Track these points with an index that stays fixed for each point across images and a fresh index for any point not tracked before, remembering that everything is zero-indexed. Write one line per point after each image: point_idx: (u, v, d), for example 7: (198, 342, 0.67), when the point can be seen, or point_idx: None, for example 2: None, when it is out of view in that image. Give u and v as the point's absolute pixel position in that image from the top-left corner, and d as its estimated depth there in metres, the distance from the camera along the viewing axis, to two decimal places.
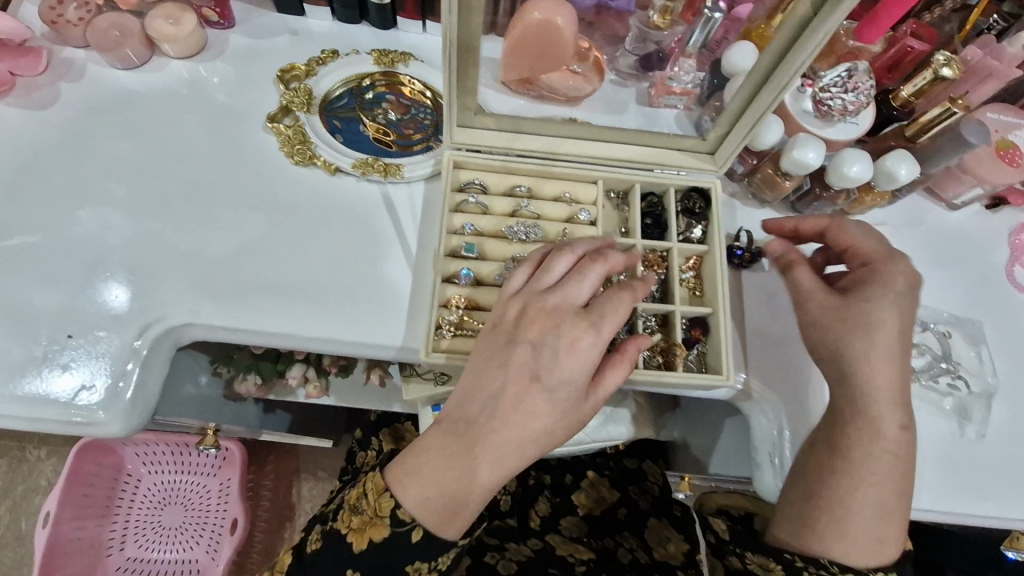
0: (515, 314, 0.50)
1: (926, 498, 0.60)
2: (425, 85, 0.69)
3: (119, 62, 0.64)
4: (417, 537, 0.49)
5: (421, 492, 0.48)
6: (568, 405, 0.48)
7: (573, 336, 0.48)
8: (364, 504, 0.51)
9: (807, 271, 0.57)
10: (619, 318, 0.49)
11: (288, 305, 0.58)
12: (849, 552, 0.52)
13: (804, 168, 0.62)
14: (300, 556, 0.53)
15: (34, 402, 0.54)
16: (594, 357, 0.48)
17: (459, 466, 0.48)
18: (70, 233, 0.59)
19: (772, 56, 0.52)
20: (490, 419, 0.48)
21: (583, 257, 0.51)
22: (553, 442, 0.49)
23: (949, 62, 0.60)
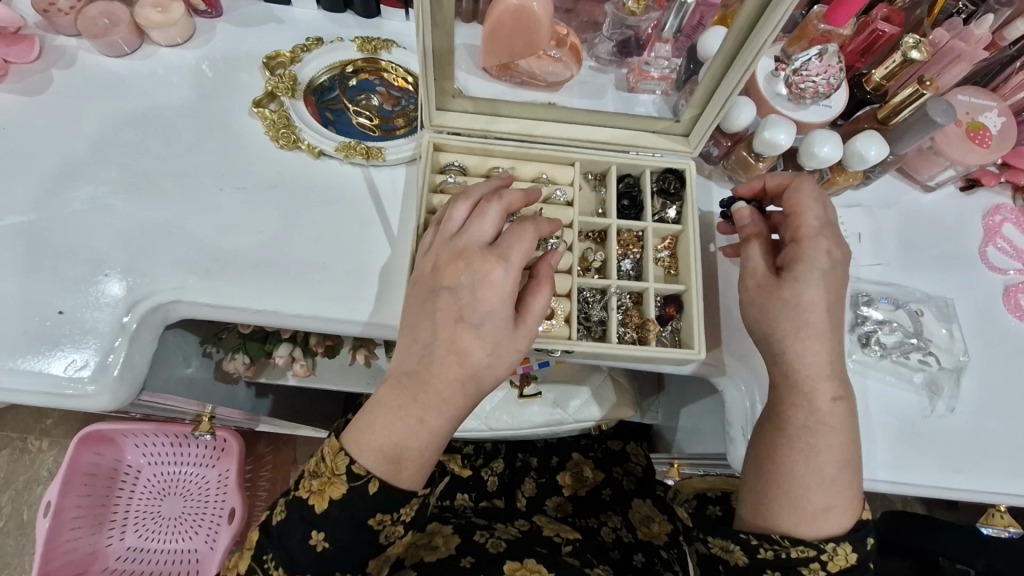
0: (430, 269, 0.53)
1: (897, 471, 0.61)
2: (407, 72, 0.70)
3: (110, 50, 0.66)
4: (373, 490, 0.52)
5: (375, 447, 0.52)
6: (502, 335, 0.51)
7: (484, 270, 0.50)
8: (322, 465, 0.53)
9: (757, 247, 0.57)
10: (525, 247, 0.51)
11: (272, 284, 0.60)
12: (800, 523, 0.54)
13: (776, 149, 0.63)
14: (268, 527, 0.55)
15: (26, 375, 0.56)
16: (509, 285, 0.50)
17: (408, 416, 0.51)
18: (61, 214, 0.61)
19: (738, 34, 0.53)
20: (427, 367, 0.51)
21: (481, 200, 0.54)
22: (489, 375, 0.52)
23: (918, 45, 0.61)
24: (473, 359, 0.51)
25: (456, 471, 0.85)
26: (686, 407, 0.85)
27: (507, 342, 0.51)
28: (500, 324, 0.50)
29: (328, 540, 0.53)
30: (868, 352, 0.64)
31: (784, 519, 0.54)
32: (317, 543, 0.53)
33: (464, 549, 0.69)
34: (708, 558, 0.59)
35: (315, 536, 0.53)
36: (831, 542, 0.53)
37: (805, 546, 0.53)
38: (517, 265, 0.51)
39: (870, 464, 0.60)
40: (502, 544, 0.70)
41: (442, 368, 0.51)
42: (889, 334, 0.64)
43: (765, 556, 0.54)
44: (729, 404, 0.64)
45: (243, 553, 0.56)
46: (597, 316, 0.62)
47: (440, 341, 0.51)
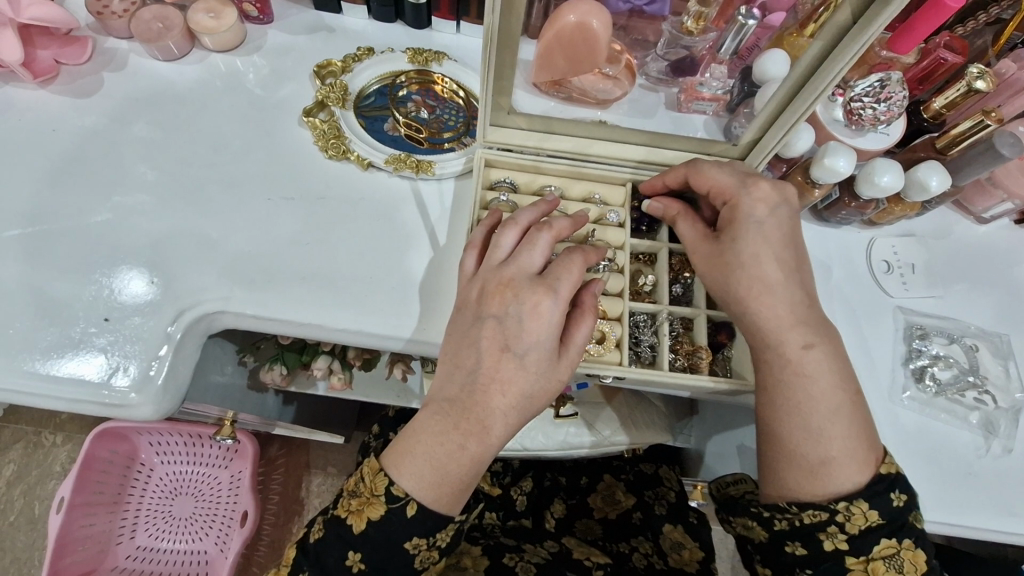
0: (476, 294, 0.52)
1: (949, 511, 0.59)
2: (459, 85, 0.70)
3: (161, 54, 0.66)
4: (411, 512, 0.50)
5: (416, 471, 0.50)
6: (546, 366, 0.50)
7: (533, 301, 0.49)
8: (362, 486, 0.52)
9: (686, 225, 0.58)
10: (573, 278, 0.51)
11: (315, 297, 0.59)
12: (805, 484, 0.51)
13: (835, 177, 0.61)
14: (305, 545, 0.54)
15: (69, 382, 0.55)
16: (556, 317, 0.49)
17: (450, 442, 0.50)
18: (107, 216, 0.60)
19: (808, 65, 0.52)
20: (471, 394, 0.50)
21: (530, 227, 0.53)
22: (533, 403, 0.51)
23: (983, 75, 0.59)
24: (514, 389, 0.49)
25: (486, 488, 0.83)
26: (722, 433, 0.84)
27: (549, 374, 0.50)
28: (542, 356, 0.50)
29: (364, 560, 0.52)
30: (922, 387, 0.62)
31: (788, 485, 0.52)
32: (354, 564, 0.52)
33: (495, 572, 0.69)
34: (741, 541, 0.58)
35: (352, 556, 0.52)
36: (843, 501, 0.50)
37: (815, 509, 0.50)
38: (564, 298, 0.50)
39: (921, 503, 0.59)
40: (533, 569, 0.69)
41: (484, 397, 0.49)
42: (944, 369, 0.63)
43: (781, 527, 0.52)
44: None
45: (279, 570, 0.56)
46: (647, 341, 0.61)
47: (483, 371, 0.49)
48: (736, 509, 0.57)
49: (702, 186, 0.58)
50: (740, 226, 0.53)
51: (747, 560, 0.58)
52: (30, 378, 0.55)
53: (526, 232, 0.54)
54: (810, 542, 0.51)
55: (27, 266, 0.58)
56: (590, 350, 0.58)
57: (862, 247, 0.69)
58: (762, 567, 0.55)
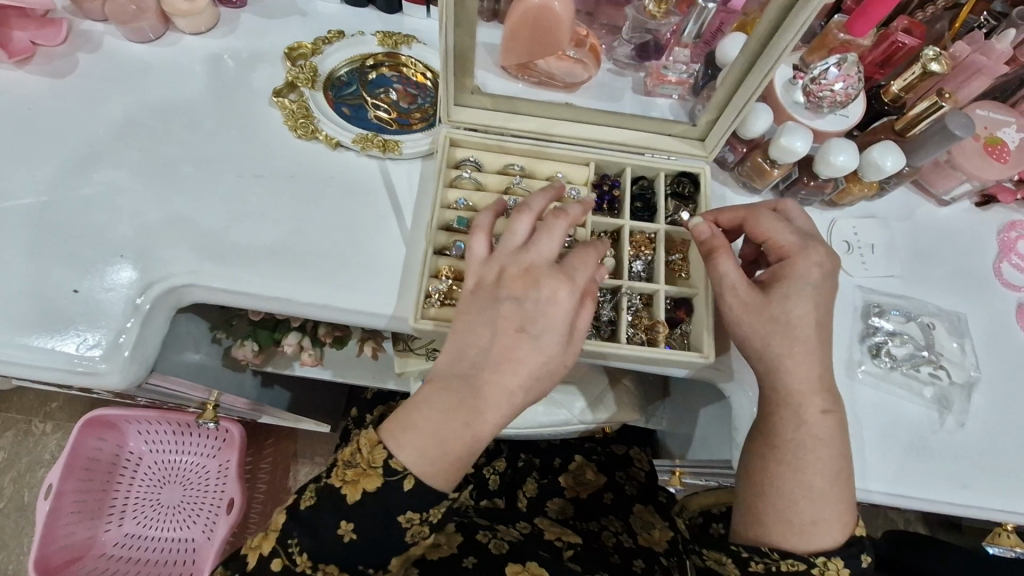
0: (493, 276, 0.51)
1: (900, 483, 0.60)
2: (426, 67, 0.71)
3: (135, 36, 0.67)
4: (409, 486, 0.50)
5: (418, 445, 0.49)
6: (557, 351, 0.50)
7: (552, 288, 0.49)
8: (358, 456, 0.51)
9: (731, 261, 0.54)
10: (590, 268, 0.51)
11: (281, 272, 0.60)
12: (788, 536, 0.52)
13: (792, 156, 0.63)
14: (294, 512, 0.52)
15: (39, 352, 0.56)
16: (572, 305, 0.50)
17: (454, 420, 0.49)
18: (80, 193, 0.61)
19: (759, 40, 0.53)
20: (480, 371, 0.50)
21: (545, 214, 0.52)
22: (543, 384, 0.51)
23: (938, 58, 0.61)
24: (524, 369, 0.49)
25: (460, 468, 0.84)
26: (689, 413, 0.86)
27: (559, 357, 0.50)
28: (554, 342, 0.50)
29: (356, 531, 0.50)
30: (878, 362, 0.64)
31: (774, 534, 0.53)
32: (346, 533, 0.50)
33: (467, 549, 0.68)
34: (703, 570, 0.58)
35: (345, 526, 0.50)
36: (822, 555, 0.52)
37: (795, 559, 0.52)
38: (577, 286, 0.50)
39: (873, 474, 0.60)
40: (506, 546, 0.68)
41: (499, 376, 0.49)
42: (900, 346, 0.64)
43: (756, 569, 0.53)
44: (735, 408, 0.65)
45: (265, 535, 0.53)
46: (607, 316, 0.63)
47: (497, 350, 0.49)
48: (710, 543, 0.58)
49: (756, 238, 0.56)
50: (796, 285, 0.52)
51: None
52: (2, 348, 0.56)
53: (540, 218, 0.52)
54: None
55: (3, 241, 0.59)
56: None
57: (824, 227, 0.70)
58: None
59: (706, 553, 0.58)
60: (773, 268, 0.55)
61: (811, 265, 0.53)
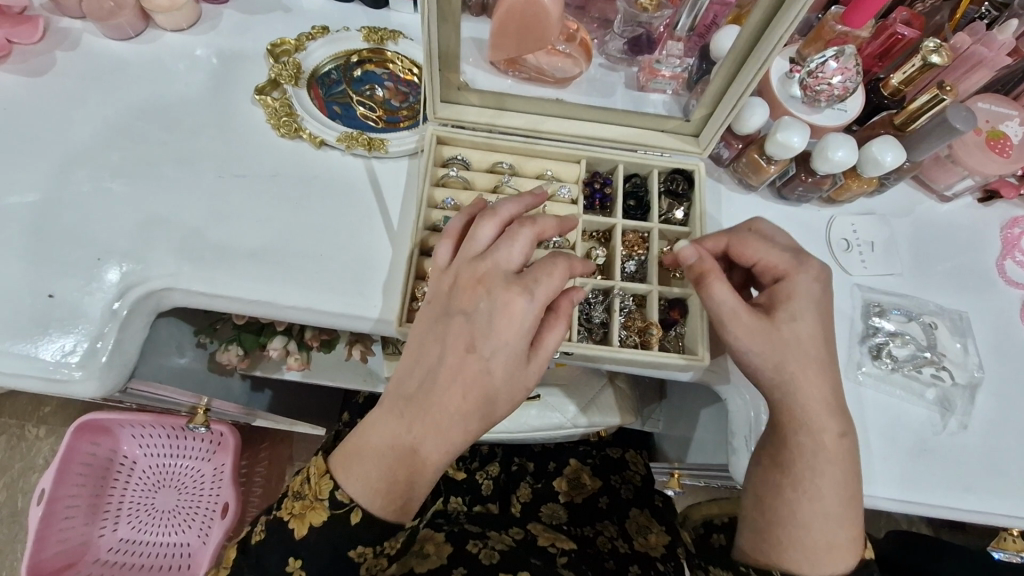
0: (448, 286, 0.50)
1: (903, 488, 0.58)
2: (413, 63, 0.69)
3: (114, 33, 0.66)
4: (355, 519, 0.48)
5: (366, 474, 0.47)
6: (513, 369, 0.48)
7: (506, 301, 0.46)
8: (306, 488, 0.49)
9: (727, 287, 0.50)
10: (554, 282, 0.47)
11: (263, 274, 0.58)
12: (803, 562, 0.50)
13: (788, 152, 0.61)
14: (244, 547, 0.51)
15: (13, 359, 0.54)
16: (530, 320, 0.47)
17: (400, 446, 0.47)
18: (57, 195, 0.60)
19: (752, 31, 0.51)
20: (428, 392, 0.48)
21: (510, 221, 0.50)
22: (498, 407, 0.48)
23: (939, 49, 0.59)
24: (479, 390, 0.47)
25: (450, 474, 0.83)
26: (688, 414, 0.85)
27: (513, 375, 0.48)
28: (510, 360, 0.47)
29: (305, 568, 0.48)
30: (879, 364, 0.62)
31: (785, 557, 0.51)
32: (294, 571, 0.48)
33: (456, 559, 0.64)
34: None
35: (292, 563, 0.48)
36: None
37: None
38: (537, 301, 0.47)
39: (878, 480, 0.58)
40: (496, 556, 0.65)
41: (445, 395, 0.47)
42: (901, 347, 0.63)
43: None
44: (732, 411, 0.63)
45: (219, 571, 0.53)
46: (599, 318, 0.61)
47: (446, 367, 0.47)
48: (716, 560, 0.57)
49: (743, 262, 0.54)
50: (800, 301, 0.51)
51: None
52: None
53: (505, 225, 0.50)
54: None
55: None
56: None
57: (822, 225, 0.68)
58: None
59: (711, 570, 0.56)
60: (769, 289, 0.53)
61: (809, 275, 0.51)
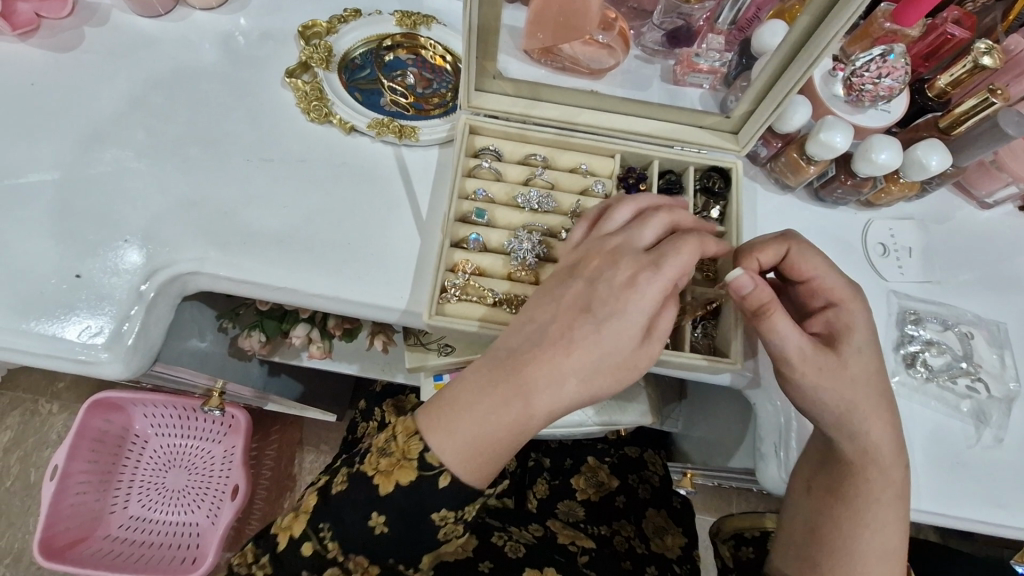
0: (575, 258, 0.51)
1: (938, 501, 0.57)
2: (446, 50, 0.68)
3: (143, 10, 0.64)
4: (444, 483, 0.47)
5: (458, 443, 0.46)
6: (626, 342, 0.46)
7: (631, 270, 0.46)
8: (393, 445, 0.48)
9: (787, 319, 0.48)
10: (682, 258, 0.46)
11: (291, 260, 0.58)
12: None
13: (831, 152, 0.59)
14: (325, 496, 0.50)
15: (39, 338, 0.54)
16: (653, 292, 0.45)
17: (497, 399, 0.46)
18: (83, 173, 0.59)
19: (803, 28, 0.49)
20: (534, 351, 0.47)
21: (647, 207, 0.51)
22: (599, 379, 0.46)
23: (991, 51, 0.57)
24: (583, 353, 0.46)
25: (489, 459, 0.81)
26: (708, 416, 0.85)
27: (625, 355, 0.46)
28: (627, 338, 0.46)
29: (387, 524, 0.48)
30: (913, 373, 0.61)
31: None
32: (377, 524, 0.48)
33: (482, 553, 0.65)
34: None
35: (376, 518, 0.48)
36: None
37: None
38: (671, 275, 0.46)
39: (919, 494, 0.57)
40: (522, 549, 0.66)
41: (550, 353, 0.46)
42: (936, 356, 0.61)
43: None
44: (761, 417, 0.62)
45: (294, 514, 0.52)
46: None
47: (558, 324, 0.47)
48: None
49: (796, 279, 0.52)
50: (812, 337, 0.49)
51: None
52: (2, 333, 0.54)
53: (642, 211, 0.52)
54: None
55: (6, 221, 0.57)
56: None
57: (859, 228, 0.67)
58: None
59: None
60: (822, 313, 0.51)
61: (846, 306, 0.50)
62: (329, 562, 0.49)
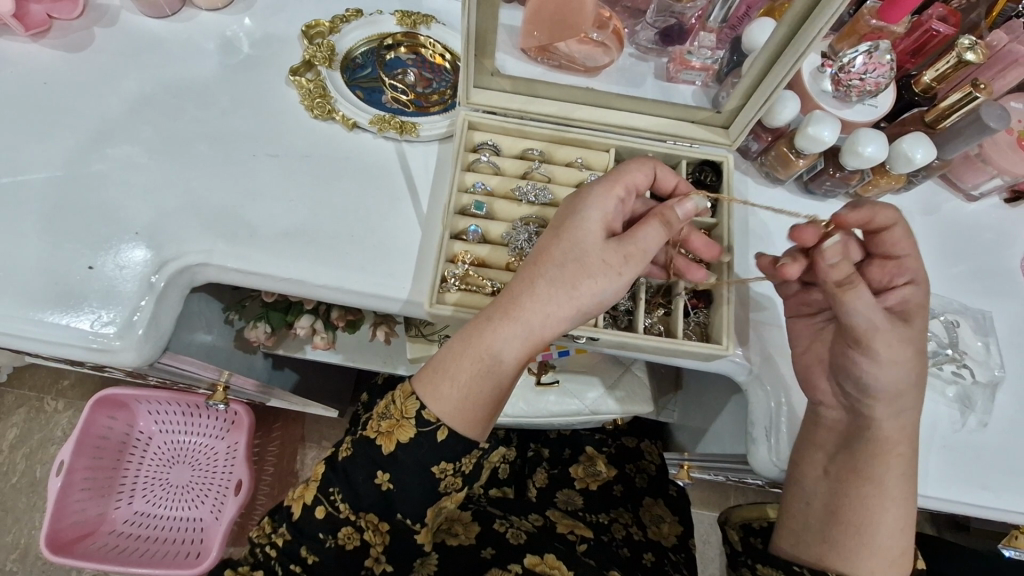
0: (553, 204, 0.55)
1: (937, 486, 0.59)
2: (446, 49, 0.70)
3: (151, 10, 0.66)
4: (441, 438, 0.51)
5: (448, 379, 0.50)
6: (591, 245, 0.49)
7: (582, 189, 0.52)
8: (392, 408, 0.52)
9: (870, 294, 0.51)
10: (629, 168, 0.51)
11: (297, 252, 0.60)
12: (847, 558, 0.55)
13: (819, 146, 0.61)
14: (334, 462, 0.54)
15: (54, 329, 0.56)
16: (602, 193, 0.50)
17: (476, 328, 0.51)
18: (94, 169, 0.61)
19: (790, 25, 0.51)
20: (512, 283, 0.51)
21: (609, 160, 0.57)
22: (575, 274, 0.49)
23: (974, 47, 0.59)
24: (551, 260, 0.49)
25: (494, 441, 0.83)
26: (701, 405, 0.87)
27: (593, 254, 0.49)
28: (587, 240, 0.49)
29: (392, 480, 0.52)
30: None
31: (819, 552, 0.56)
32: (382, 482, 0.52)
33: (484, 539, 0.67)
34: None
35: (381, 476, 0.52)
36: None
37: None
38: (611, 177, 0.51)
39: (925, 481, 0.59)
40: (523, 536, 0.68)
41: (523, 276, 0.50)
42: None
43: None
44: (752, 404, 0.64)
45: (306, 485, 0.56)
46: (625, 306, 0.63)
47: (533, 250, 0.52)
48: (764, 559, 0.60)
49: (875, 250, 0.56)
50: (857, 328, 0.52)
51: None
52: (18, 324, 0.56)
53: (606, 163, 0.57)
54: None
55: (21, 216, 0.59)
56: None
57: None
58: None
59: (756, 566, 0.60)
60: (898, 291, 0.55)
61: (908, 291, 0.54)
62: (342, 523, 0.53)
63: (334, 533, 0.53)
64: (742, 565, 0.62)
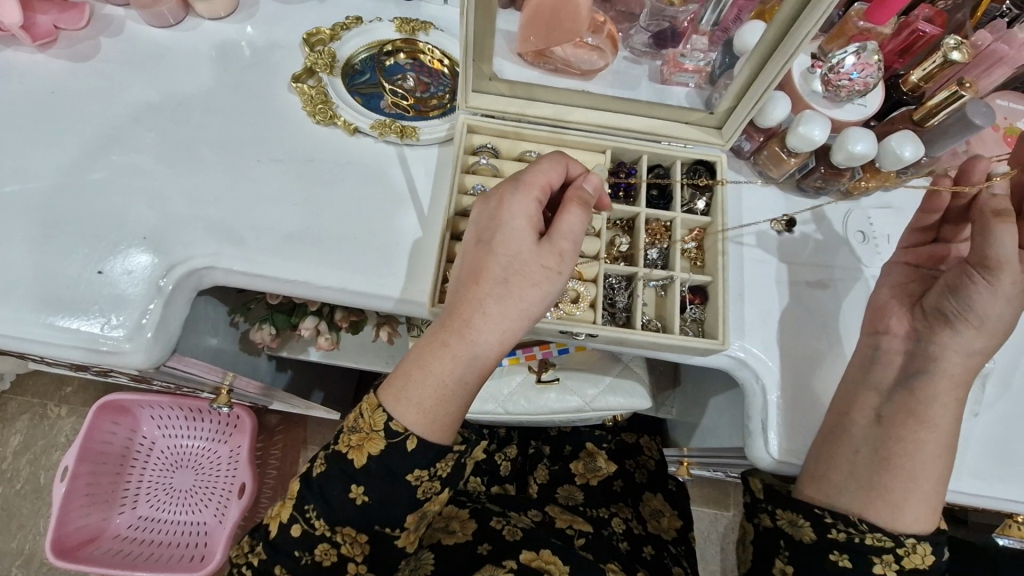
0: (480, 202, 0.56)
1: (969, 479, 0.61)
2: (444, 55, 0.71)
3: (156, 20, 0.68)
4: (411, 447, 0.52)
5: (412, 405, 0.52)
6: (524, 251, 0.50)
7: (500, 198, 0.52)
8: (361, 422, 0.53)
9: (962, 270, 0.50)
10: (543, 172, 0.52)
11: (299, 256, 0.61)
12: (884, 513, 0.55)
13: (810, 145, 0.62)
14: (308, 479, 0.55)
15: (63, 332, 0.57)
16: (526, 204, 0.51)
17: (430, 353, 0.51)
18: (101, 175, 0.62)
19: (779, 27, 0.52)
20: (461, 306, 0.51)
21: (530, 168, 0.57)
22: (523, 279, 0.50)
23: (959, 47, 0.60)
24: (488, 274, 0.50)
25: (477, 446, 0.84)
26: (698, 401, 0.89)
27: (530, 260, 0.50)
28: (522, 250, 0.50)
29: (367, 493, 0.53)
30: None
31: (844, 492, 0.57)
32: (357, 496, 0.53)
33: (481, 536, 0.68)
34: (771, 531, 0.61)
35: (354, 489, 0.53)
36: (912, 538, 0.54)
37: (883, 534, 0.54)
38: (530, 180, 0.52)
39: (959, 476, 0.61)
40: (519, 532, 0.69)
41: (464, 298, 0.51)
42: None
43: (836, 536, 0.56)
44: (749, 395, 0.65)
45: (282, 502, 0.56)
46: (623, 304, 0.65)
47: (464, 264, 0.52)
48: (783, 503, 0.60)
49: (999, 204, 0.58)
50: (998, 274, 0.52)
51: (766, 549, 0.61)
52: (28, 329, 0.57)
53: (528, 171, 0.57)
54: (861, 559, 0.54)
55: (30, 222, 0.60)
56: (564, 310, 0.61)
57: (841, 217, 0.70)
58: (782, 561, 0.59)
59: (777, 512, 0.61)
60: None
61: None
62: (319, 539, 0.54)
63: (310, 551, 0.54)
64: (762, 511, 0.62)
